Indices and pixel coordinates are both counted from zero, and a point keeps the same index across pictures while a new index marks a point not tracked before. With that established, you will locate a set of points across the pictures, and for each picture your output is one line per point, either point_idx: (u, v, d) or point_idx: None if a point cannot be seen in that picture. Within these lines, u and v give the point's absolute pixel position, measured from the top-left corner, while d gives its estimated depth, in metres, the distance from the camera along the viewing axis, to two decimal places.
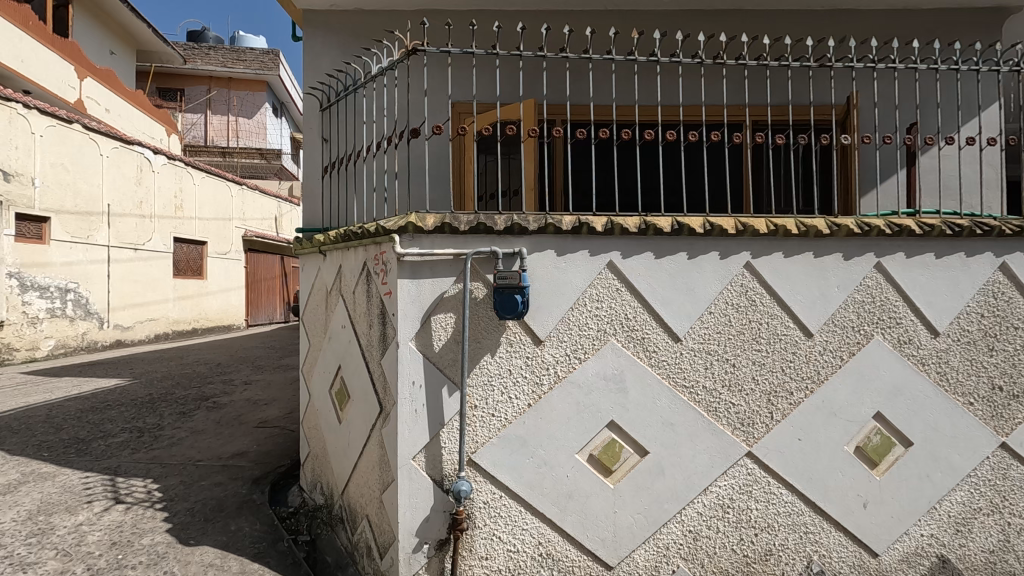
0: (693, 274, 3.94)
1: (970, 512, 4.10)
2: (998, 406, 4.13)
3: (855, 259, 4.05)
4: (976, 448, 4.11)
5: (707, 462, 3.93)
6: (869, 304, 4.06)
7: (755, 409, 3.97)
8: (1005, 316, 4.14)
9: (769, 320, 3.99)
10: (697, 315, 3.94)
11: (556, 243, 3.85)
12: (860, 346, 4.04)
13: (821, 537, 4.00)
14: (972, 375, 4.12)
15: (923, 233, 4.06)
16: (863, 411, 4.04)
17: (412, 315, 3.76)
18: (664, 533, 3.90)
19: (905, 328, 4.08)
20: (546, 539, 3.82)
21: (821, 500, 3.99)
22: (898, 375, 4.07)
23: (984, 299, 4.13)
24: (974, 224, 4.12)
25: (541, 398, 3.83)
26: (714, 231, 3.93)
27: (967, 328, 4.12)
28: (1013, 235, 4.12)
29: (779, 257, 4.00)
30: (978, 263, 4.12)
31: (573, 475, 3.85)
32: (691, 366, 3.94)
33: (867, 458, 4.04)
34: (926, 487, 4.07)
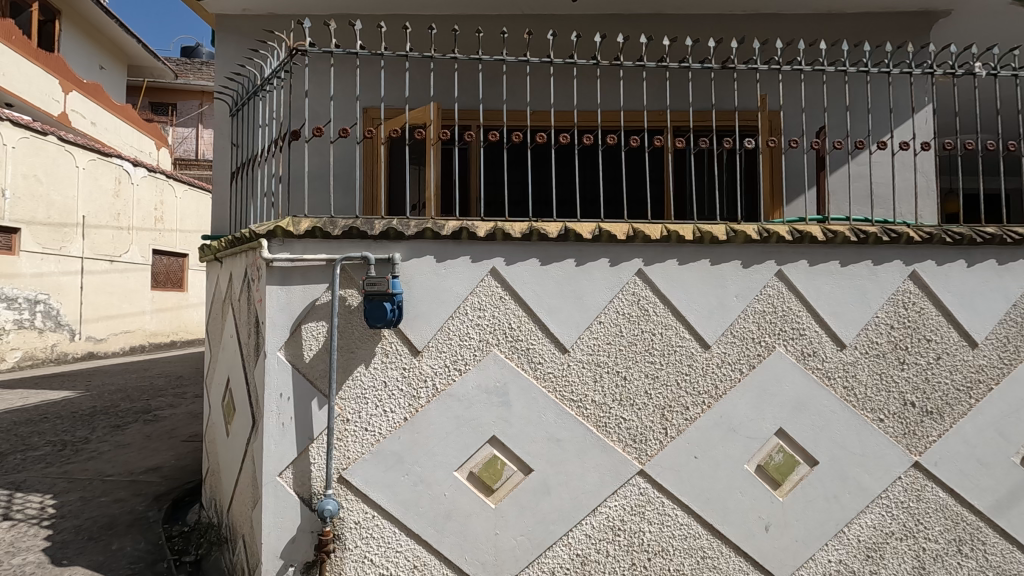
0: (582, 282, 3.76)
1: (882, 537, 3.85)
2: (911, 423, 3.91)
3: (755, 267, 3.86)
4: (887, 469, 3.87)
5: (596, 480, 3.71)
6: (770, 315, 3.86)
7: (647, 425, 3.76)
8: (916, 327, 3.94)
9: (662, 331, 3.80)
10: (586, 325, 3.75)
11: (436, 249, 3.69)
12: (761, 359, 3.84)
13: (719, 562, 3.76)
14: (882, 391, 3.90)
15: (827, 239, 3.87)
16: (764, 427, 3.82)
17: (281, 324, 3.60)
18: (550, 557, 3.67)
19: (809, 340, 3.88)
20: (422, 562, 3.60)
21: (719, 522, 3.75)
22: (802, 389, 3.85)
23: (894, 310, 3.93)
24: (882, 231, 3.92)
25: (418, 411, 3.64)
26: (603, 237, 3.75)
27: (876, 339, 3.92)
28: (923, 242, 3.92)
29: (673, 264, 3.81)
30: (886, 272, 3.93)
31: (450, 494, 3.63)
32: (580, 380, 3.74)
33: (768, 478, 3.81)
34: (833, 509, 3.83)
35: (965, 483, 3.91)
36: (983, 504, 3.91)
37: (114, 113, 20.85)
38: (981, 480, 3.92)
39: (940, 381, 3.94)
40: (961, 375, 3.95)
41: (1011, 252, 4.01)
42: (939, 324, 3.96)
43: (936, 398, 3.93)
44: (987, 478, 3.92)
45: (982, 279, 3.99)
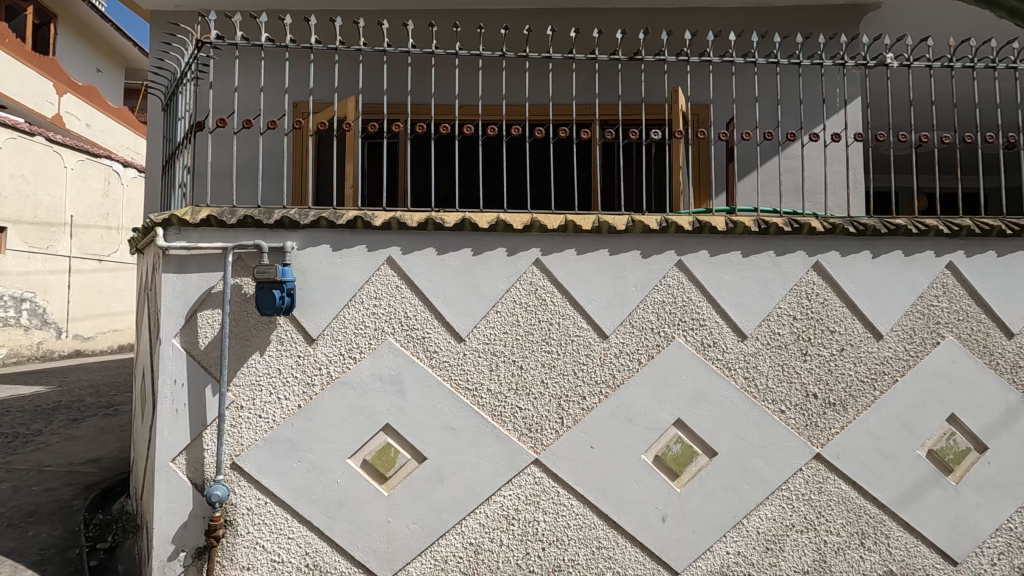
0: (479, 271, 3.78)
1: (782, 529, 3.83)
2: (813, 415, 3.88)
3: (655, 257, 3.86)
4: (787, 461, 3.84)
5: (491, 469, 3.72)
6: (669, 305, 3.86)
7: (543, 414, 3.77)
8: (820, 319, 3.92)
9: (559, 320, 3.80)
10: (482, 314, 3.77)
11: (332, 238, 3.73)
12: (659, 349, 3.83)
13: (614, 553, 3.75)
14: (784, 382, 3.88)
15: (727, 230, 3.86)
16: (662, 417, 3.81)
17: (176, 311, 3.64)
18: (443, 545, 3.68)
19: (710, 330, 3.87)
20: (314, 549, 3.63)
21: (615, 513, 3.75)
22: (702, 380, 3.84)
23: (796, 301, 3.92)
24: (785, 221, 3.91)
25: (312, 399, 3.67)
26: (499, 227, 3.76)
27: (777, 331, 3.90)
28: (826, 233, 3.90)
29: (571, 254, 3.82)
30: (789, 263, 3.91)
31: (343, 481, 3.66)
32: (475, 369, 3.75)
33: (666, 469, 3.80)
34: (732, 500, 3.81)
35: (870, 476, 3.88)
36: (886, 497, 3.87)
37: (109, 116, 21.14)
38: (885, 473, 3.88)
39: (844, 373, 3.91)
40: (866, 367, 3.92)
41: (918, 243, 3.97)
42: (843, 315, 3.93)
43: (839, 390, 3.90)
44: (891, 471, 3.89)
45: (887, 271, 3.95)
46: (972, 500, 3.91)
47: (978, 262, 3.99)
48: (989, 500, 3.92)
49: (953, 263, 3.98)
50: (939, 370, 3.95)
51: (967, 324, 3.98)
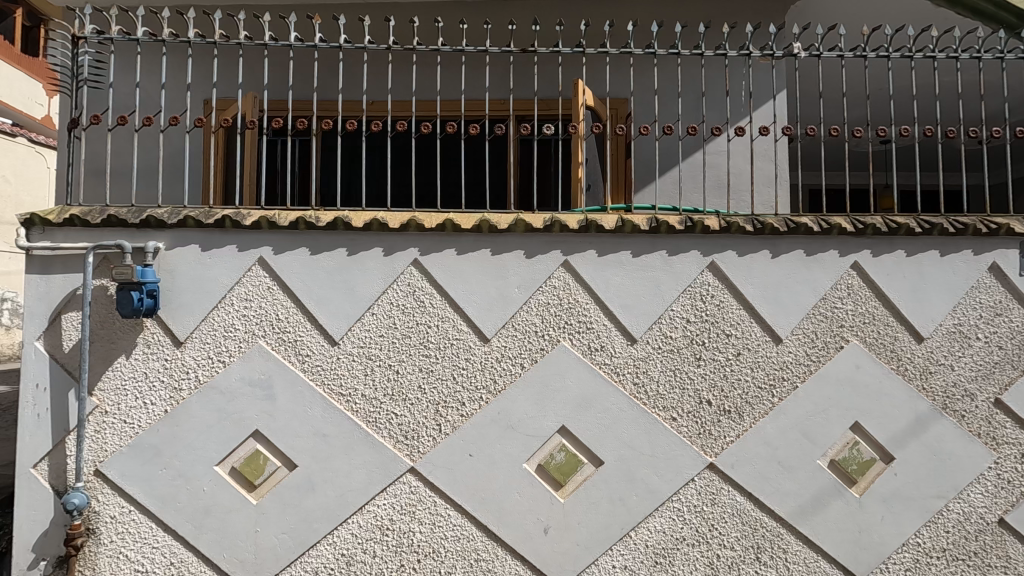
0: (354, 272, 3.64)
1: (672, 542, 3.65)
2: (707, 423, 3.70)
3: (539, 257, 3.70)
4: (678, 471, 3.67)
5: (364, 478, 3.58)
6: (554, 307, 3.69)
7: (420, 421, 3.62)
8: (715, 322, 3.74)
9: (438, 323, 3.66)
10: (357, 317, 3.63)
11: (201, 238, 3.61)
12: (543, 353, 3.67)
13: (494, 566, 3.59)
14: (676, 388, 3.70)
15: (615, 229, 3.69)
16: (546, 425, 3.64)
17: (39, 313, 3.54)
18: (313, 556, 3.55)
19: (598, 334, 3.70)
20: (178, 559, 3.51)
21: (495, 524, 3.59)
22: (588, 386, 3.67)
23: (690, 302, 3.74)
24: (677, 219, 3.73)
25: (179, 404, 3.56)
26: (374, 227, 3.62)
27: (669, 334, 3.72)
28: (721, 231, 3.72)
29: (451, 255, 3.67)
30: (681, 263, 3.73)
31: (210, 490, 3.54)
32: (349, 373, 3.62)
33: (549, 478, 3.64)
34: (619, 512, 3.64)
35: (766, 486, 3.68)
36: (784, 509, 3.68)
37: None
38: (783, 484, 3.69)
39: (739, 378, 3.72)
40: (764, 372, 3.73)
41: (820, 242, 3.78)
42: (739, 318, 3.75)
43: (735, 397, 3.72)
44: (789, 482, 3.69)
45: (787, 271, 3.76)
46: (876, 513, 3.71)
47: (885, 262, 3.79)
48: (895, 514, 3.71)
49: (858, 263, 3.78)
50: (842, 375, 3.74)
51: (873, 328, 3.78)
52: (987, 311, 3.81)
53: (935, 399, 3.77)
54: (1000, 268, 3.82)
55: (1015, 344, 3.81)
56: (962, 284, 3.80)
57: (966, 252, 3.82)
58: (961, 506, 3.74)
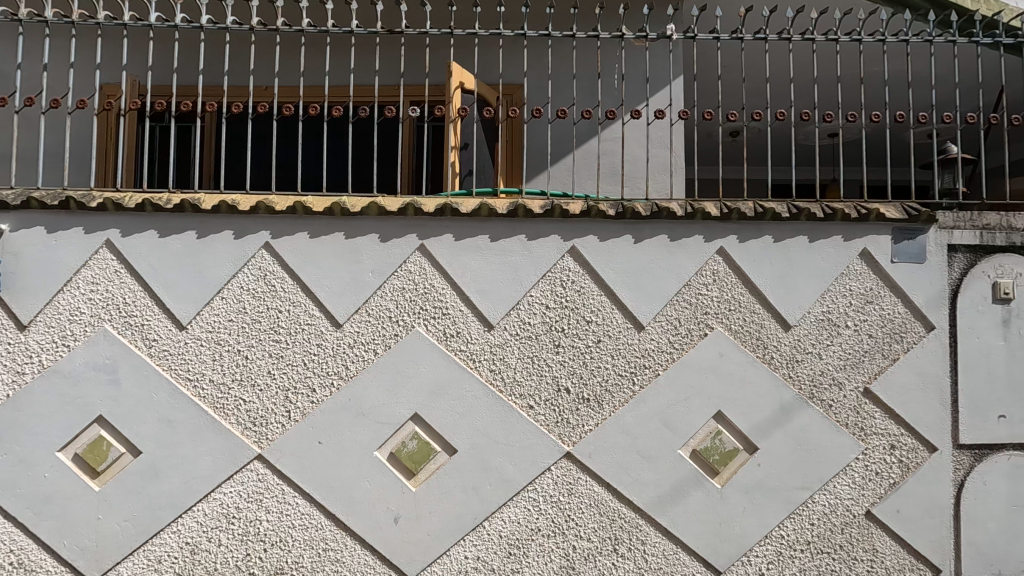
0: (203, 255, 3.57)
1: (526, 534, 3.57)
2: (565, 411, 3.62)
3: (394, 241, 3.62)
4: (534, 460, 3.59)
5: (210, 465, 3.51)
6: (409, 292, 3.62)
7: (269, 407, 3.55)
8: (575, 308, 3.66)
9: (290, 308, 3.59)
10: (205, 301, 3.56)
11: (47, 219, 3.54)
12: (397, 339, 3.60)
13: (343, 555, 3.53)
14: (533, 375, 3.62)
15: (471, 212, 3.61)
16: (398, 412, 3.57)
17: None
18: (156, 545, 3.48)
19: (454, 320, 3.62)
20: (20, 546, 3.46)
21: (344, 513, 3.52)
22: (442, 372, 3.60)
23: (549, 288, 3.65)
24: (536, 203, 3.65)
25: (21, 388, 3.49)
26: (223, 208, 3.55)
27: (527, 320, 3.64)
28: (581, 215, 3.64)
29: (303, 238, 3.59)
30: (541, 247, 3.65)
31: (51, 476, 3.48)
32: (197, 358, 3.55)
33: (400, 466, 3.56)
34: (472, 501, 3.56)
35: (625, 477, 3.60)
36: (642, 500, 3.59)
37: None
38: (642, 474, 3.61)
39: (599, 365, 3.64)
40: (625, 359, 3.65)
41: (685, 228, 3.69)
42: (600, 304, 3.66)
43: (595, 384, 3.64)
44: (649, 472, 3.61)
45: (650, 256, 3.68)
46: (738, 505, 3.62)
47: (752, 248, 3.70)
48: (758, 506, 3.62)
49: (724, 248, 3.70)
50: (705, 363, 3.65)
51: (739, 315, 3.69)
52: (857, 299, 3.73)
53: (802, 388, 3.68)
54: (870, 254, 3.74)
55: (885, 332, 3.72)
56: (831, 271, 3.71)
57: (835, 238, 3.73)
58: (827, 498, 3.65)
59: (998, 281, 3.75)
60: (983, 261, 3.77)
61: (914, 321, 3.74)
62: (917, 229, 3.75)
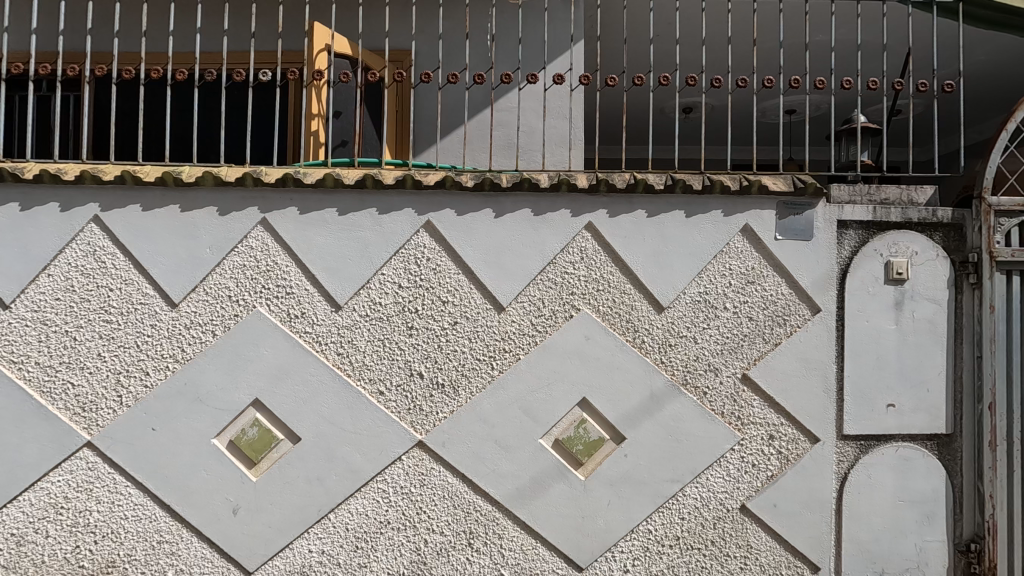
0: (26, 229, 3.31)
1: (374, 527, 3.36)
2: (418, 397, 3.38)
3: (234, 214, 3.36)
4: (384, 449, 3.36)
5: (36, 453, 3.29)
6: (251, 270, 3.37)
7: (99, 392, 3.33)
8: (430, 287, 3.40)
9: (121, 286, 3.34)
10: (29, 279, 3.31)
11: None
12: (237, 320, 3.36)
13: (179, 548, 3.33)
14: (384, 359, 3.38)
15: (316, 183, 3.34)
16: (237, 397, 3.34)
17: None
18: None
19: (298, 299, 3.37)
20: None
21: (179, 505, 3.31)
22: (284, 355, 3.36)
23: (403, 266, 3.40)
24: (388, 174, 3.38)
25: None
26: (46, 178, 3.28)
27: (379, 300, 3.39)
28: (436, 187, 3.37)
29: (135, 211, 3.34)
30: (393, 222, 3.39)
31: None
32: (21, 339, 3.32)
33: (239, 455, 3.34)
34: (316, 492, 3.34)
35: (480, 467, 3.37)
36: (499, 492, 3.37)
37: None
38: (499, 465, 3.37)
39: (455, 349, 3.40)
40: (482, 343, 3.40)
41: (550, 201, 3.42)
42: (458, 284, 3.41)
43: (450, 369, 3.39)
44: (507, 462, 3.38)
45: (511, 231, 3.41)
46: (602, 498, 3.39)
47: (623, 223, 3.42)
48: (624, 499, 3.39)
49: (592, 223, 3.43)
50: (570, 347, 3.40)
51: (608, 295, 3.43)
52: (737, 279, 3.46)
53: (675, 374, 3.43)
54: (752, 231, 3.46)
55: (767, 315, 3.46)
56: (708, 248, 3.44)
57: (715, 212, 3.45)
58: (699, 491, 3.42)
59: (891, 260, 3.47)
60: (876, 238, 3.48)
61: (799, 303, 3.46)
62: (805, 203, 3.46)
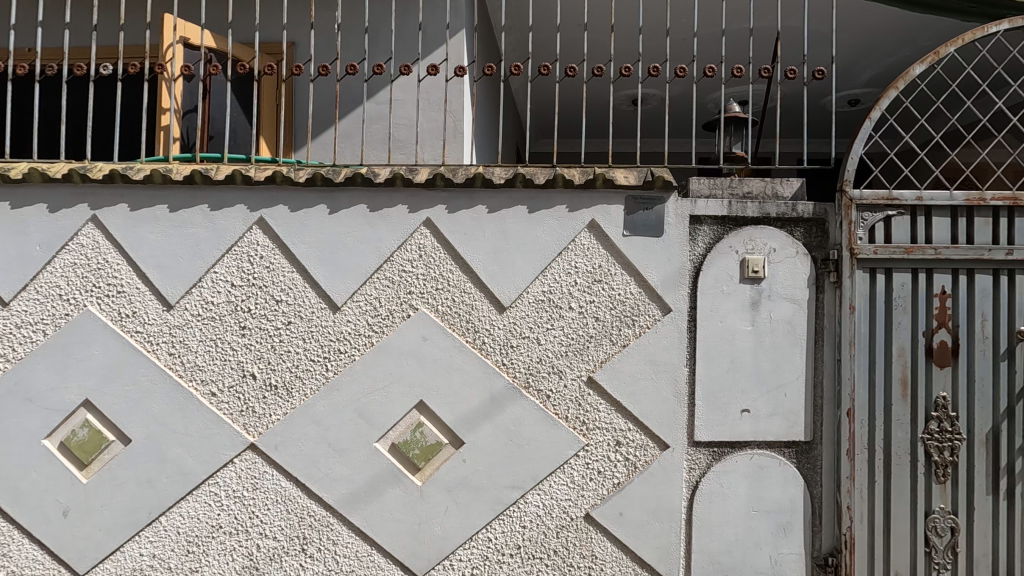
0: None
1: (206, 530, 3.28)
2: (250, 399, 3.30)
3: (63, 212, 3.29)
4: (215, 452, 3.28)
5: None
6: (81, 268, 3.30)
7: None
8: (263, 286, 3.30)
9: None
10: None
11: None
12: (68, 319, 3.30)
13: (10, 550, 3.29)
14: (216, 360, 3.30)
15: (145, 179, 3.26)
16: (67, 397, 3.29)
17: None
18: None
19: (129, 298, 3.30)
20: None
21: (8, 506, 3.28)
22: (114, 355, 3.29)
23: (235, 264, 3.31)
24: (219, 169, 3.29)
25: None
26: None
27: (211, 300, 3.30)
28: (267, 182, 3.27)
29: None
30: (225, 218, 3.30)
31: None
32: None
33: (70, 456, 3.29)
34: (147, 495, 3.27)
35: (314, 471, 3.28)
36: (332, 497, 3.27)
37: None
38: (333, 469, 3.28)
39: (289, 349, 3.30)
40: (317, 343, 3.30)
41: (386, 196, 3.30)
42: (292, 282, 3.31)
43: (283, 370, 3.30)
44: (341, 466, 3.28)
45: (346, 228, 3.30)
46: (440, 504, 3.28)
47: (462, 219, 3.29)
48: (462, 506, 3.27)
49: (431, 219, 3.30)
50: (406, 348, 3.29)
51: (448, 295, 3.30)
52: (584, 277, 3.30)
53: (517, 376, 3.29)
54: (599, 227, 3.30)
55: (614, 315, 3.30)
56: (552, 245, 3.29)
57: (559, 208, 3.30)
58: (541, 499, 3.28)
59: (747, 258, 3.28)
60: (732, 234, 3.29)
61: (649, 303, 3.30)
62: (655, 198, 3.29)
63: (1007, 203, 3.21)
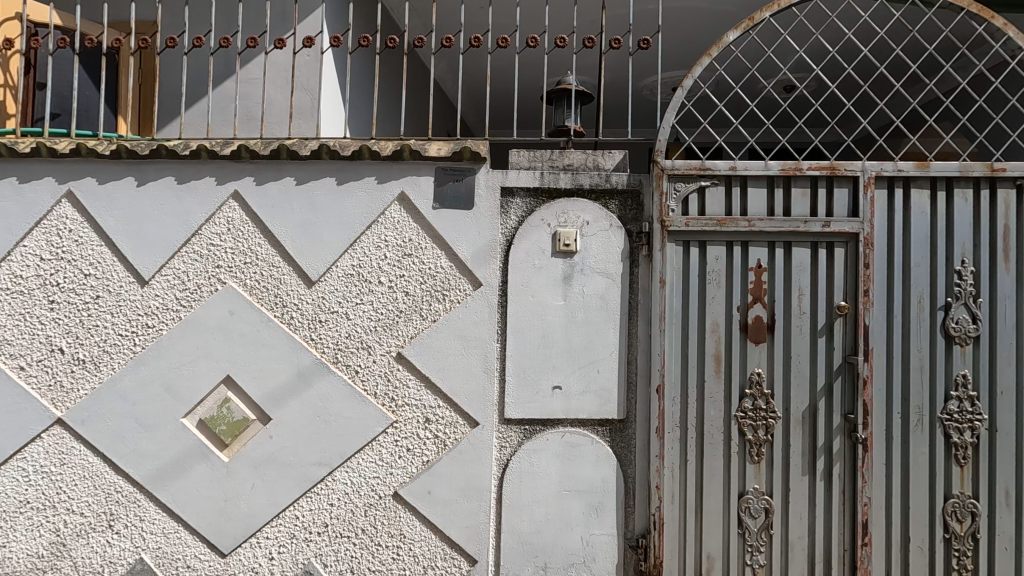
0: None
1: (14, 506, 3.26)
2: (59, 374, 3.27)
3: None
4: (22, 427, 3.25)
5: None
6: None
7: None
8: (72, 260, 3.27)
9: None
10: None
11: None
12: None
13: None
14: (25, 334, 3.28)
15: None
16: None
17: None
18: None
19: None
20: None
21: None
22: None
23: (44, 238, 3.28)
24: (26, 142, 3.26)
25: None
26: None
27: (20, 274, 3.28)
28: (73, 155, 3.24)
29: None
30: (34, 191, 3.27)
31: None
32: None
33: None
34: None
35: (120, 447, 3.25)
36: (138, 473, 3.24)
37: None
38: (140, 444, 3.25)
39: (97, 324, 3.27)
40: (124, 318, 3.26)
41: (194, 168, 3.26)
42: (100, 257, 3.28)
43: (91, 345, 3.27)
44: (147, 442, 3.25)
45: (153, 201, 3.26)
46: (246, 480, 3.23)
47: (270, 191, 3.24)
48: (268, 483, 3.23)
49: (238, 192, 3.25)
50: (212, 323, 3.24)
51: (256, 268, 3.25)
52: (393, 251, 3.23)
53: (325, 352, 3.24)
54: (408, 199, 3.23)
55: (424, 289, 3.23)
56: (361, 218, 3.23)
57: (368, 179, 3.24)
58: (349, 476, 3.22)
59: (559, 231, 3.19)
60: (543, 207, 3.21)
61: (459, 278, 3.23)
62: (465, 169, 3.22)
63: (824, 173, 3.10)
